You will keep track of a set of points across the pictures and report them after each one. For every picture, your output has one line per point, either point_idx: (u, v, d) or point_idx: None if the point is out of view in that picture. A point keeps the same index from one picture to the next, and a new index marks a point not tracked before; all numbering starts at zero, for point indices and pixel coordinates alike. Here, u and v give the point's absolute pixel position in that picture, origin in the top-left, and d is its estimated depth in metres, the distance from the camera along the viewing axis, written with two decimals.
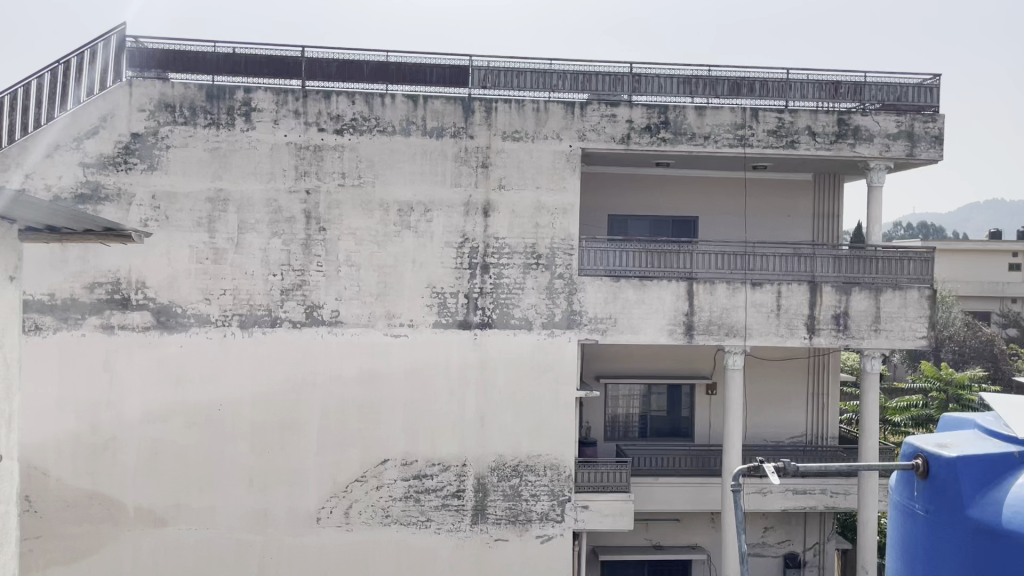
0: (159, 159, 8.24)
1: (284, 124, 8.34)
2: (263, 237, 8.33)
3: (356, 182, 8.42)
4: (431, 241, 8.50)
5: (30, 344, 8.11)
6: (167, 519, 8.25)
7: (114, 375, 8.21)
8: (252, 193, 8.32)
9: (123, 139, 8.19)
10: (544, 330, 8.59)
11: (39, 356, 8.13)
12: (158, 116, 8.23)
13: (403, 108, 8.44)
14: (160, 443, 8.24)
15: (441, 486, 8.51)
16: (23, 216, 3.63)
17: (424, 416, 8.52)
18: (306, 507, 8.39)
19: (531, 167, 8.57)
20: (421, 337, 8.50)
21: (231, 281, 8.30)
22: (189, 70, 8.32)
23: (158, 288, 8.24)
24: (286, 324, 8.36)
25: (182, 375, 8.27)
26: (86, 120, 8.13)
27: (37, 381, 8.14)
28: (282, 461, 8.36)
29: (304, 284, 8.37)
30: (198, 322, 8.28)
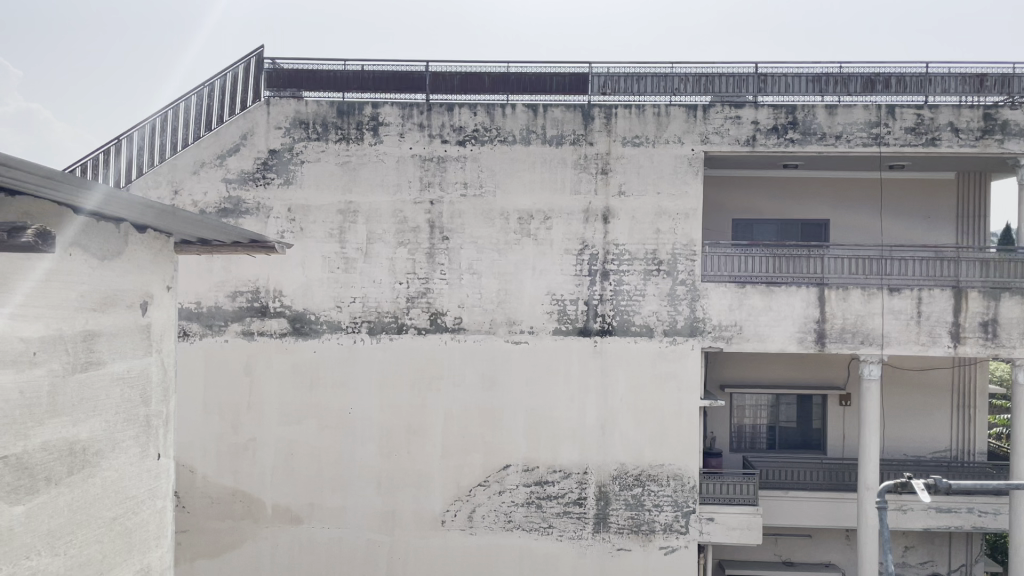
0: (294, 173, 8.67)
1: (409, 137, 8.61)
2: (390, 247, 8.60)
3: (478, 191, 8.58)
4: (552, 248, 8.54)
5: (180, 349, 8.70)
6: (302, 517, 8.63)
7: (254, 378, 8.68)
8: (379, 204, 8.61)
9: (262, 155, 8.66)
10: (666, 337, 8.46)
11: (188, 361, 8.71)
12: (293, 133, 8.65)
13: (523, 117, 8.53)
14: (295, 444, 8.64)
15: (563, 493, 8.52)
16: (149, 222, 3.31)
17: (544, 422, 8.56)
18: (432, 510, 8.59)
19: (652, 172, 8.48)
20: (542, 344, 8.56)
21: (360, 290, 8.61)
22: (321, 87, 8.66)
23: (293, 296, 8.65)
24: (412, 331, 8.60)
25: (316, 379, 8.65)
26: (228, 138, 8.64)
27: (186, 383, 8.72)
28: (409, 464, 8.59)
29: (428, 292, 8.58)
30: (330, 329, 8.64)
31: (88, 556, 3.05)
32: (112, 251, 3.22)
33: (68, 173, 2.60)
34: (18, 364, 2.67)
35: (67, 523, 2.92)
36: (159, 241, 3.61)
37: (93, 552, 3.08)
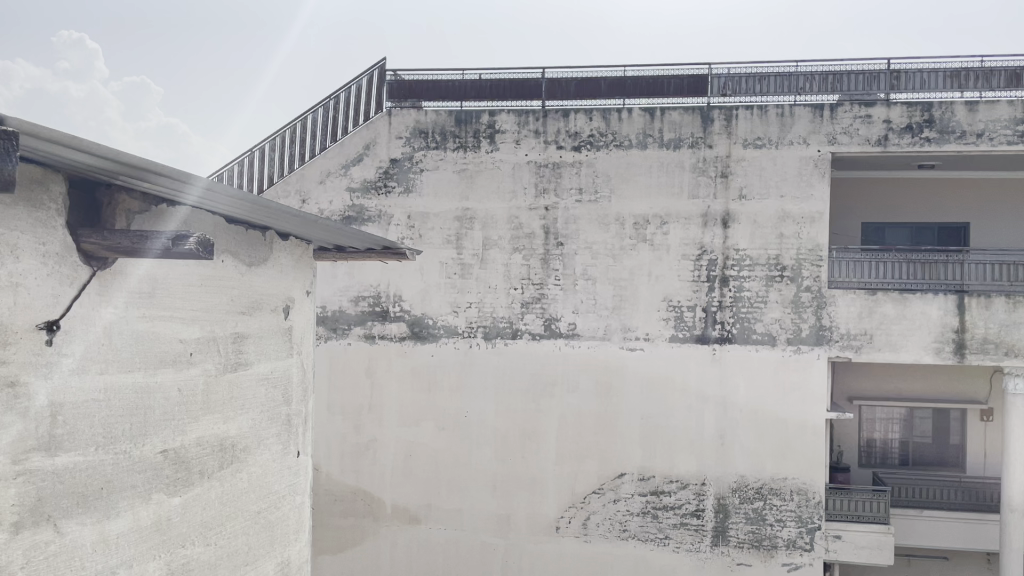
0: (414, 181, 8.86)
1: (525, 144, 8.66)
2: (505, 252, 8.65)
3: (593, 197, 8.53)
4: (669, 254, 8.39)
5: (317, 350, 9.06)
6: (420, 518, 8.80)
7: (375, 381, 8.94)
8: (496, 211, 8.69)
9: (384, 164, 8.89)
10: (790, 346, 8.17)
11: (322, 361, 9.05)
12: (412, 142, 8.85)
13: (640, 121, 8.44)
14: (413, 446, 8.83)
15: (680, 504, 8.34)
16: (276, 224, 3.27)
17: (660, 431, 8.42)
18: (546, 516, 8.59)
19: (775, 175, 8.21)
20: (658, 351, 8.42)
21: (476, 295, 8.70)
22: (440, 97, 8.84)
23: (412, 301, 8.84)
24: (526, 336, 8.64)
25: (433, 382, 8.82)
26: (352, 148, 8.92)
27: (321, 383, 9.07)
28: (524, 469, 8.62)
29: (543, 298, 8.58)
30: (447, 333, 8.79)
31: (235, 547, 3.19)
32: (258, 258, 3.38)
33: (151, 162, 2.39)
34: (177, 363, 2.85)
35: (217, 515, 3.07)
36: (299, 248, 3.76)
37: (239, 544, 3.22)
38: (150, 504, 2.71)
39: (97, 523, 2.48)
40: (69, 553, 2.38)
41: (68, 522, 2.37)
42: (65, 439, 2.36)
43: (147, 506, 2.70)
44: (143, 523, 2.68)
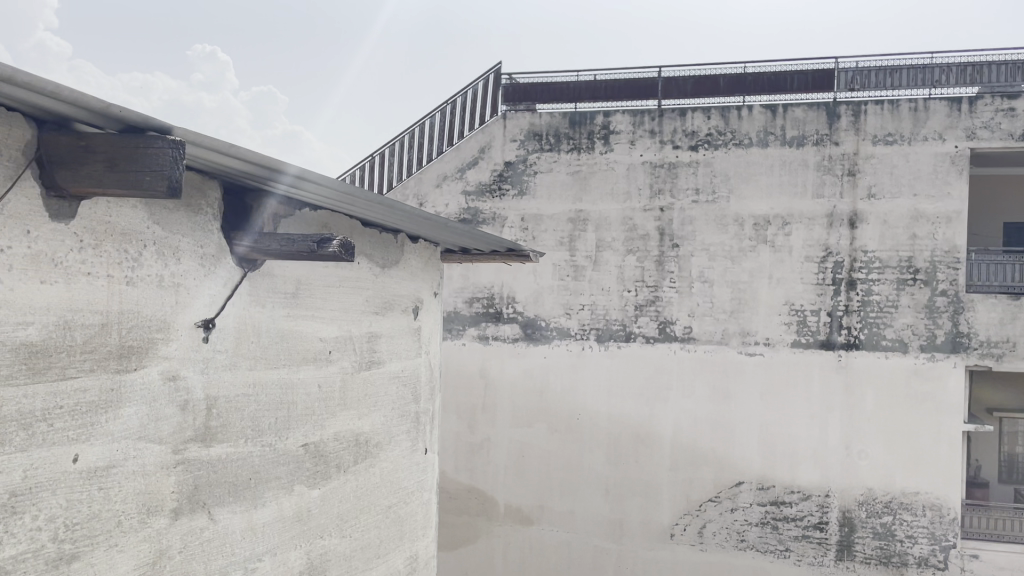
0: (528, 184, 8.87)
1: (640, 144, 8.54)
2: (619, 254, 8.55)
3: (711, 197, 8.33)
4: (791, 256, 8.10)
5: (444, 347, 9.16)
6: (533, 518, 8.83)
7: (489, 381, 9.03)
8: (610, 212, 8.59)
9: (499, 167, 8.95)
10: (923, 354, 7.75)
11: (454, 356, 9.11)
12: (527, 145, 8.88)
13: (761, 119, 8.19)
14: (527, 446, 8.87)
15: (802, 515, 8.04)
16: (403, 224, 3.30)
17: (780, 440, 8.13)
18: (660, 522, 8.45)
19: (908, 172, 7.81)
20: (779, 356, 8.14)
21: (590, 297, 8.63)
22: (556, 99, 8.85)
23: (526, 303, 8.86)
24: (640, 339, 8.51)
25: (546, 384, 8.83)
26: (467, 151, 9.03)
27: (450, 380, 9.16)
28: (637, 474, 8.52)
29: (658, 300, 8.43)
30: (560, 335, 8.76)
31: (367, 541, 3.28)
32: (391, 259, 3.47)
33: (284, 165, 2.44)
34: (317, 361, 2.97)
35: (352, 508, 3.17)
36: (428, 250, 3.84)
37: (371, 537, 3.31)
38: (292, 496, 2.83)
39: (245, 511, 2.61)
40: (221, 540, 2.51)
41: (220, 510, 2.51)
42: (219, 431, 2.52)
43: (290, 497, 2.82)
44: (287, 513, 2.80)
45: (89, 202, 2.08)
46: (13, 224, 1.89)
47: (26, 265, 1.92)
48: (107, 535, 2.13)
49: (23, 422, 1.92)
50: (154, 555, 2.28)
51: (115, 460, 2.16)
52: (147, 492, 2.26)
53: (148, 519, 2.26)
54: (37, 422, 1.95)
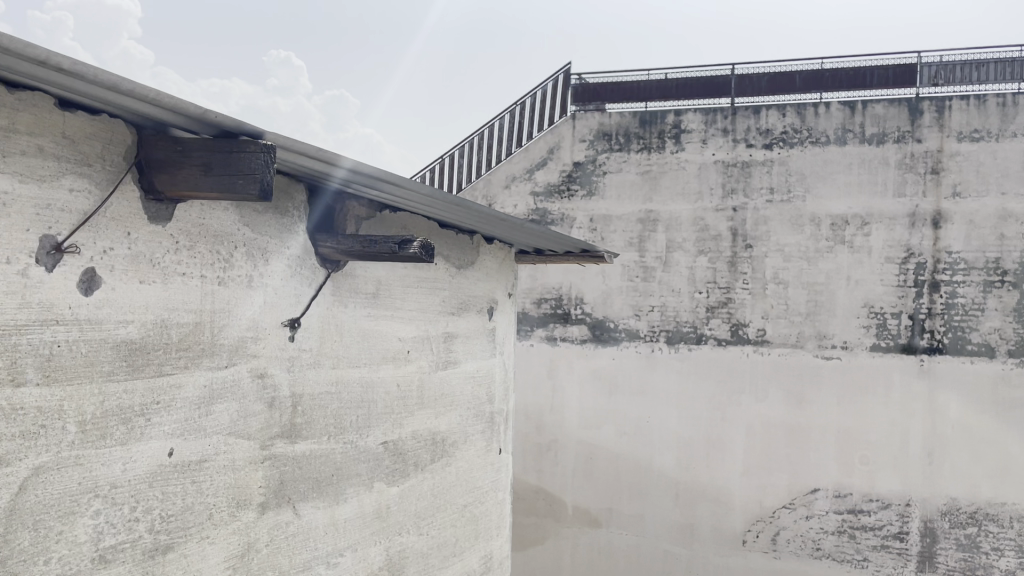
0: (597, 184, 8.80)
1: (712, 143, 8.40)
2: (690, 255, 8.43)
3: (786, 197, 8.14)
4: (870, 256, 7.86)
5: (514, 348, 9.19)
6: (601, 521, 8.79)
7: (557, 382, 9.01)
8: (680, 212, 8.48)
9: (568, 167, 8.90)
10: (1011, 359, 7.45)
11: (523, 358, 9.14)
12: (596, 145, 8.81)
13: (838, 116, 7.98)
14: (595, 448, 8.82)
15: (881, 525, 7.79)
16: (479, 224, 3.32)
17: (858, 447, 7.90)
18: (732, 528, 8.30)
19: (996, 170, 7.50)
20: (857, 360, 7.90)
21: (659, 298, 8.53)
22: (626, 99, 8.78)
23: (594, 304, 8.81)
24: (712, 341, 8.37)
25: (615, 386, 8.76)
26: (536, 152, 9.03)
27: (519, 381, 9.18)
28: (708, 478, 8.38)
29: (730, 302, 8.28)
30: (630, 337, 8.68)
31: (444, 539, 3.31)
32: (467, 260, 3.50)
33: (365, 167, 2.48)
34: (396, 360, 3.02)
35: (429, 506, 3.21)
36: (503, 251, 3.86)
37: (447, 535, 3.34)
38: (372, 492, 2.88)
39: (327, 507, 2.67)
40: (305, 534, 2.57)
41: (304, 505, 2.57)
42: (304, 427, 2.59)
43: (370, 494, 2.87)
44: (367, 510, 2.85)
45: (184, 206, 2.18)
46: (115, 227, 2.00)
47: (127, 266, 2.03)
48: (200, 527, 2.21)
49: (124, 416, 2.02)
50: (244, 547, 2.35)
51: (207, 455, 2.24)
52: (236, 486, 2.33)
53: (237, 513, 2.33)
54: (136, 416, 2.05)
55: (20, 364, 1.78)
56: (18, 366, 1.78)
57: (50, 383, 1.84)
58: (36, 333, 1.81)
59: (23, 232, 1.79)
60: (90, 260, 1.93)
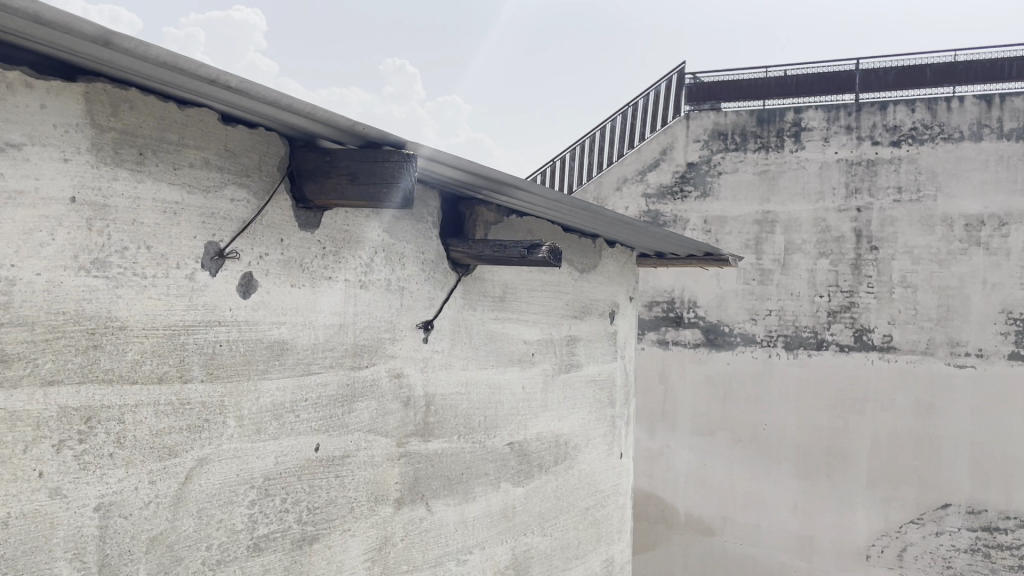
0: (712, 185, 8.62)
1: (834, 141, 8.09)
2: (810, 258, 8.15)
3: (915, 196, 7.75)
4: (1008, 259, 7.42)
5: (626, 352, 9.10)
6: (715, 529, 8.61)
7: (669, 387, 8.87)
8: (800, 213, 8.21)
9: (681, 168, 8.74)
10: None
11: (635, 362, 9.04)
12: (711, 145, 8.63)
13: (973, 110, 7.55)
14: (709, 455, 8.65)
15: (1020, 544, 7.35)
16: (604, 228, 3.31)
17: (995, 462, 7.43)
18: (855, 542, 7.98)
19: None
20: (994, 369, 7.45)
21: (777, 302, 8.28)
22: (742, 97, 8.55)
23: (708, 307, 8.64)
24: (833, 347, 8.06)
25: (730, 392, 8.57)
26: (649, 154, 8.91)
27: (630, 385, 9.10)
28: (829, 489, 8.08)
29: (853, 306, 7.96)
30: (745, 341, 8.46)
31: (567, 541, 3.34)
32: (590, 263, 3.52)
33: (499, 174, 2.53)
34: (522, 362, 3.07)
35: (554, 507, 3.25)
36: (624, 255, 3.85)
37: (570, 537, 3.36)
38: (499, 492, 2.94)
39: (457, 505, 2.74)
40: (437, 530, 2.65)
41: (436, 502, 2.66)
42: (436, 426, 2.67)
43: (497, 493, 2.93)
44: (494, 509, 2.91)
45: (330, 213, 2.30)
46: (270, 234, 2.13)
47: (280, 271, 2.16)
48: (343, 520, 2.32)
49: (276, 412, 2.14)
50: (381, 540, 2.45)
51: (349, 451, 2.35)
52: (375, 481, 2.44)
53: (376, 507, 2.44)
54: (286, 412, 2.17)
55: (188, 362, 1.92)
56: (186, 364, 1.92)
57: (212, 380, 1.98)
58: (202, 333, 1.96)
59: (191, 239, 1.93)
60: (248, 265, 2.07)
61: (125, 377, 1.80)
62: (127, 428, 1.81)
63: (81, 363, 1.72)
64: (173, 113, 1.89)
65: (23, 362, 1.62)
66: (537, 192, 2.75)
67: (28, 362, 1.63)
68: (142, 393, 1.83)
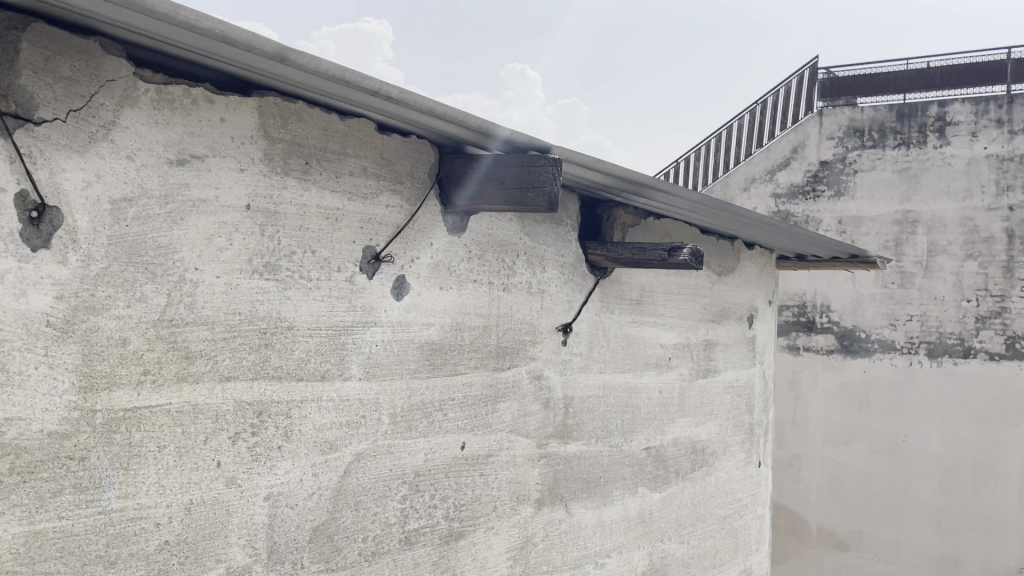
0: (846, 184, 8.24)
1: (983, 136, 7.58)
2: (956, 260, 7.67)
3: None
4: None
5: None
6: (849, 544, 8.22)
7: (799, 395, 8.56)
8: (945, 213, 7.74)
9: (813, 167, 8.41)
10: None
11: None
12: (846, 142, 8.25)
13: None
14: (843, 466, 8.29)
15: None
16: (744, 228, 3.22)
17: None
18: (1006, 564, 7.43)
19: None
20: None
21: (919, 306, 7.84)
22: (880, 91, 8.20)
23: (842, 312, 8.28)
24: (982, 355, 7.55)
25: (866, 401, 8.17)
26: (779, 152, 8.62)
27: None
28: (976, 507, 7.56)
29: (1005, 311, 7.42)
30: (883, 348, 8.04)
31: (704, 549, 3.28)
32: (728, 266, 3.44)
33: (641, 175, 2.50)
34: (659, 366, 3.04)
35: (691, 515, 3.19)
36: (763, 257, 3.74)
37: (708, 545, 3.30)
38: (636, 497, 2.92)
39: (596, 508, 2.75)
40: (576, 532, 2.67)
41: (575, 504, 2.67)
42: (575, 429, 2.69)
43: (635, 498, 2.91)
44: (632, 514, 2.90)
45: (475, 218, 2.36)
46: (421, 239, 2.21)
47: (429, 273, 2.23)
48: (486, 518, 2.37)
49: (426, 410, 2.21)
50: (523, 540, 2.48)
51: (492, 450, 2.40)
52: (516, 482, 2.48)
53: (518, 507, 2.48)
54: (435, 411, 2.24)
55: (347, 361, 2.02)
56: (346, 363, 2.02)
57: (369, 379, 2.07)
58: (361, 333, 2.05)
59: (350, 244, 2.03)
60: (400, 269, 2.16)
61: (292, 374, 1.90)
62: (294, 423, 1.91)
63: (255, 360, 1.83)
64: (336, 123, 1.99)
65: (204, 358, 1.74)
66: (678, 193, 2.70)
67: (209, 358, 1.75)
68: (307, 390, 1.93)
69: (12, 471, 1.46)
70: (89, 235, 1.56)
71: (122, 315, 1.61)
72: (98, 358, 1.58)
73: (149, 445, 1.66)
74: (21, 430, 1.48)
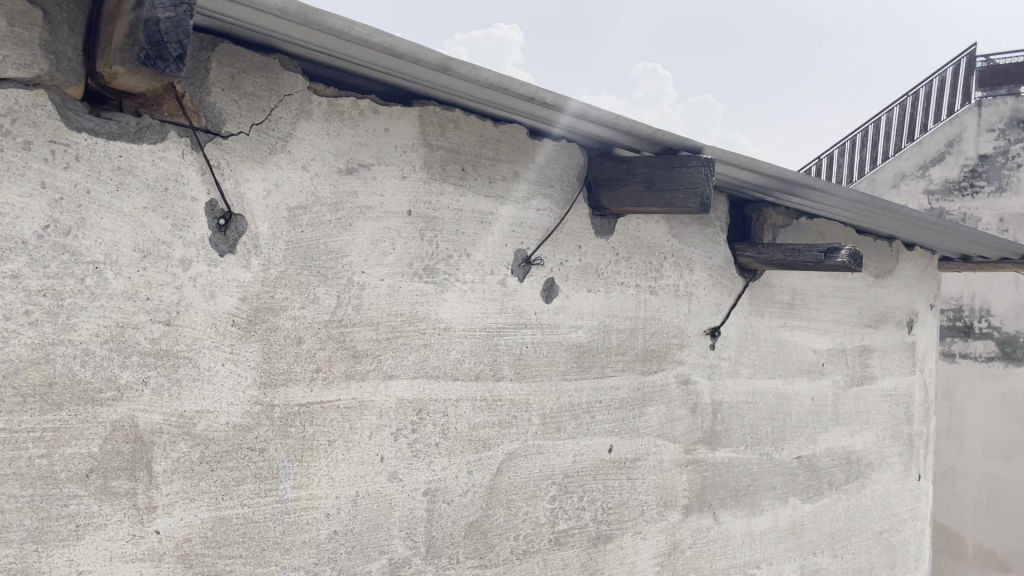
0: (1009, 179, 7.59)
1: None
2: None
3: None
4: None
5: None
6: (1011, 566, 7.58)
7: (955, 405, 8.04)
8: None
9: (971, 161, 7.83)
10: None
11: None
12: (1009, 133, 7.60)
13: None
14: (1003, 482, 7.67)
15: None
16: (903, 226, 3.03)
17: None
18: None
19: None
20: None
21: None
22: None
23: (1004, 316, 7.67)
24: None
25: None
26: (932, 147, 8.11)
27: None
28: None
29: None
30: None
31: (859, 564, 3.13)
32: (886, 269, 3.27)
33: (792, 171, 2.41)
34: (811, 372, 2.93)
35: (844, 528, 3.06)
36: (924, 258, 3.53)
37: (864, 561, 3.15)
38: (786, 507, 2.82)
39: (745, 517, 2.68)
40: (725, 541, 2.61)
41: (724, 512, 2.62)
42: (724, 435, 2.63)
43: (785, 509, 2.82)
44: (781, 524, 2.80)
45: (623, 220, 2.35)
46: (571, 242, 2.23)
47: (579, 277, 2.24)
48: (634, 523, 2.36)
49: (575, 411, 2.22)
50: (671, 546, 2.45)
51: (640, 454, 2.38)
52: (663, 488, 2.45)
53: (666, 512, 2.45)
54: (583, 413, 2.25)
55: (500, 362, 2.06)
56: (499, 364, 2.06)
57: (521, 379, 2.10)
58: (512, 335, 2.09)
59: (503, 247, 2.07)
60: (550, 271, 2.18)
61: (449, 374, 1.96)
62: (450, 421, 1.97)
63: (415, 359, 1.90)
64: (491, 130, 2.04)
65: (370, 357, 1.82)
66: (831, 189, 2.57)
67: (374, 357, 1.83)
68: (463, 389, 1.99)
69: (203, 459, 1.58)
70: (269, 240, 1.66)
71: (298, 315, 1.70)
72: (277, 356, 1.68)
73: (321, 439, 1.75)
74: (211, 421, 1.59)
